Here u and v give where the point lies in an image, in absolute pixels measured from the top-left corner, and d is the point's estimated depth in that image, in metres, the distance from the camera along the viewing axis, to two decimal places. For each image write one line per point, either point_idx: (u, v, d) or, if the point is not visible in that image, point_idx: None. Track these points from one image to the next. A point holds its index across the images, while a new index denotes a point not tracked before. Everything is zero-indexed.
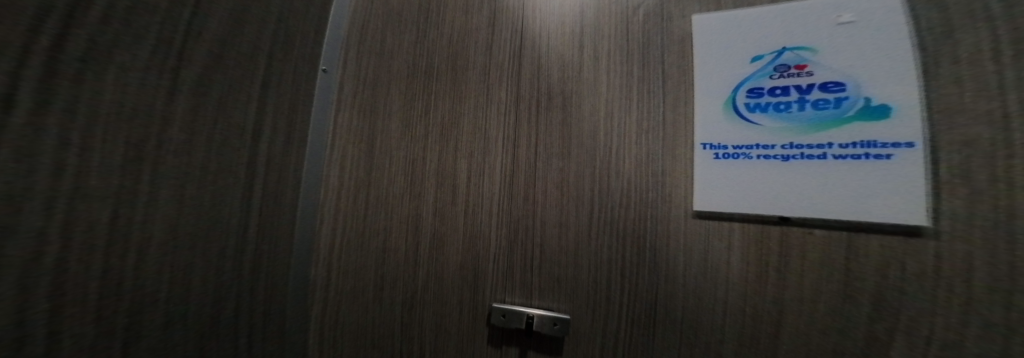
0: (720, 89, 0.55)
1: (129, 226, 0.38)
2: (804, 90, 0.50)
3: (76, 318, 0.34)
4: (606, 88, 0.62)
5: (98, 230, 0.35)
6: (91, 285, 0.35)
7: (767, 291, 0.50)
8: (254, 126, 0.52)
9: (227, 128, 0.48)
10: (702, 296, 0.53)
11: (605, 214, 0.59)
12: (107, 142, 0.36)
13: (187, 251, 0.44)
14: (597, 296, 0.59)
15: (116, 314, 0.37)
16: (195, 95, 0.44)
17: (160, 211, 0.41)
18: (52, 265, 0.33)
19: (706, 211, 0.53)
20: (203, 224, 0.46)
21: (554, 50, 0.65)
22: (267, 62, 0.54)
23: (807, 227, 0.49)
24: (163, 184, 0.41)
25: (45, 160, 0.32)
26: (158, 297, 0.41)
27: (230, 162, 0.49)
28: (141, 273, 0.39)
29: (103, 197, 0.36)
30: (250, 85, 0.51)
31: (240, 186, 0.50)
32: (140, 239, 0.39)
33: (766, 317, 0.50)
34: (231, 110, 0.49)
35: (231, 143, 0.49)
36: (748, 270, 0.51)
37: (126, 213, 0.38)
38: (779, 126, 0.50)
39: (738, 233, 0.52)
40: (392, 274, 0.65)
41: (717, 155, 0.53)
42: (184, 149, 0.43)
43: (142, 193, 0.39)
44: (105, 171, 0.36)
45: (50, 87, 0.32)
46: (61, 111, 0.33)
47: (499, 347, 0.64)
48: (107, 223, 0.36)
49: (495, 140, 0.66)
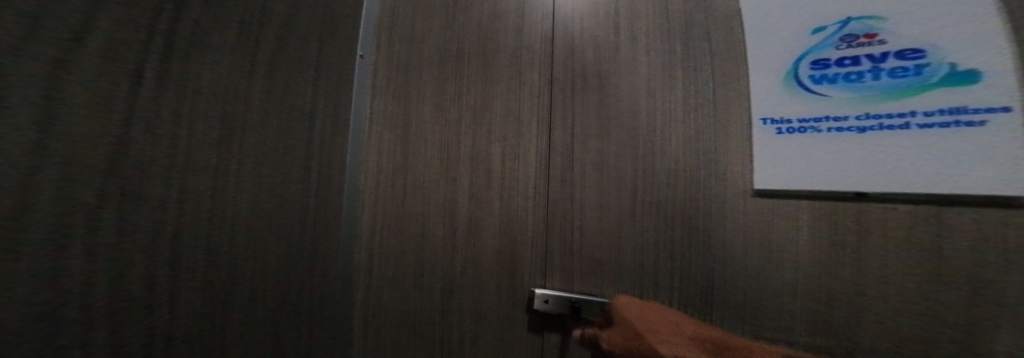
0: (780, 63, 0.51)
1: (223, 200, 0.40)
2: (878, 58, 0.46)
3: (190, 283, 0.37)
4: (646, 67, 0.59)
5: (201, 202, 0.38)
6: (198, 254, 0.38)
7: (846, 272, 0.47)
8: (309, 112, 0.53)
9: (291, 113, 0.50)
10: (766, 279, 0.51)
11: (649, 196, 0.57)
12: (205, 120, 0.38)
13: (262, 229, 0.46)
14: (644, 280, 0.58)
15: (217, 282, 0.40)
16: (265, 81, 0.45)
17: (243, 188, 0.42)
18: (169, 233, 0.35)
19: (768, 188, 0.51)
20: (272, 202, 0.47)
21: (587, 30, 0.63)
22: (315, 44, 0.54)
23: (886, 203, 0.45)
24: (246, 163, 0.43)
25: (163, 135, 0.34)
26: (246, 272, 0.43)
27: (290, 145, 0.50)
28: (233, 246, 0.42)
29: (203, 171, 0.38)
30: (303, 71, 0.52)
31: (299, 171, 0.51)
32: (230, 213, 0.41)
33: (842, 300, 0.47)
34: (290, 91, 0.50)
35: (293, 127, 0.50)
36: (815, 249, 0.49)
37: (220, 188, 0.40)
38: (851, 97, 0.47)
39: (806, 211, 0.49)
40: (430, 260, 0.65)
41: (779, 130, 0.50)
42: (257, 130, 0.44)
43: (232, 170, 0.41)
44: (203, 147, 0.38)
45: (165, 71, 0.35)
46: (174, 93, 0.35)
47: (540, 334, 0.63)
48: (207, 195, 0.39)
49: (530, 124, 0.64)
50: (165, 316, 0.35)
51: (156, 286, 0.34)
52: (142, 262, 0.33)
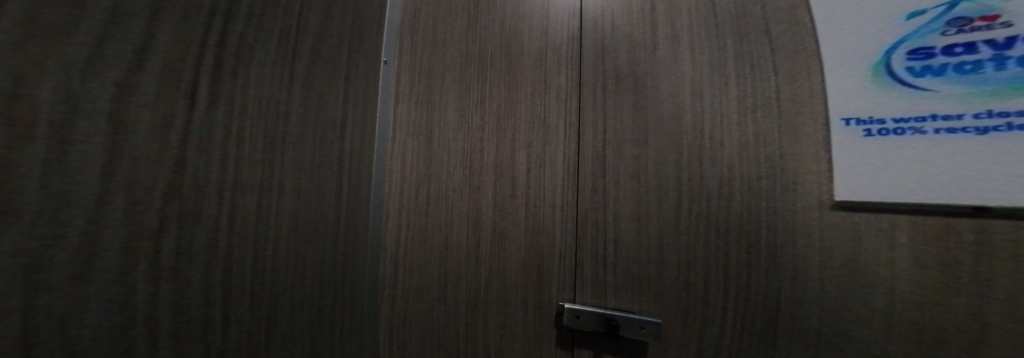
0: (867, 53, 0.42)
1: (269, 218, 0.39)
2: (1002, 44, 0.36)
3: (239, 304, 0.36)
4: (691, 62, 0.52)
5: (249, 221, 0.37)
6: (246, 274, 0.37)
7: (957, 302, 0.38)
8: (342, 120, 0.51)
9: (324, 121, 0.47)
10: (849, 305, 0.43)
11: (700, 206, 0.50)
12: (252, 136, 0.37)
13: (303, 245, 0.45)
14: (691, 298, 0.51)
15: (262, 302, 0.39)
16: (305, 92, 0.44)
17: (286, 205, 0.41)
18: (220, 254, 0.34)
19: (853, 201, 0.42)
20: (311, 217, 0.46)
21: (619, 25, 0.57)
22: (350, 53, 0.53)
23: (1017, 220, 0.36)
24: (289, 179, 0.42)
25: (215, 151, 0.33)
26: (286, 290, 0.42)
27: (326, 154, 0.48)
28: (276, 263, 0.41)
29: (250, 189, 0.37)
30: (337, 78, 0.50)
31: (333, 182, 0.49)
32: (276, 231, 0.40)
33: (956, 335, 0.38)
34: (327, 104, 0.48)
35: (327, 136, 0.48)
36: (921, 273, 0.39)
37: (266, 206, 0.39)
38: (966, 93, 0.38)
39: (904, 227, 0.40)
40: (455, 271, 0.63)
41: (867, 132, 0.41)
42: (297, 144, 0.43)
43: (276, 186, 0.40)
44: (251, 165, 0.37)
45: (217, 84, 0.33)
46: (224, 107, 0.34)
47: (570, 351, 0.58)
48: (254, 214, 0.37)
49: (557, 129, 0.59)
50: (218, 339, 0.34)
51: (209, 309, 0.33)
52: (196, 285, 0.32)
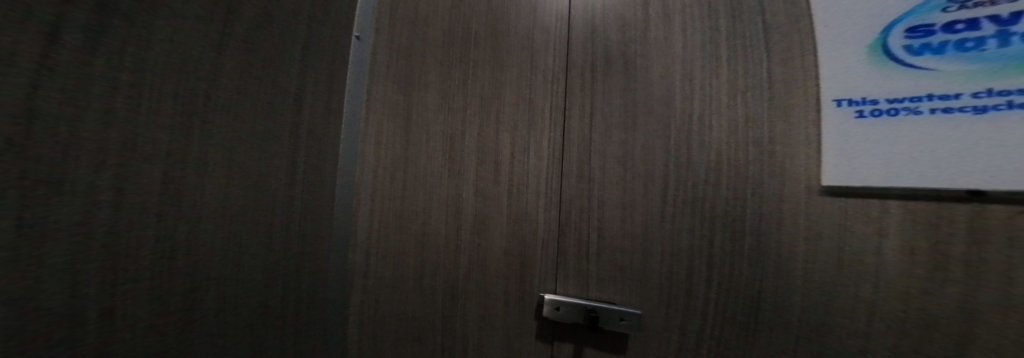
0: (864, 30, 0.40)
1: (183, 194, 0.34)
2: (1007, 19, 0.35)
3: (134, 292, 0.31)
4: (682, 44, 0.50)
5: (153, 195, 0.31)
6: (144, 259, 0.31)
7: (948, 294, 0.37)
8: (297, 89, 0.47)
9: (272, 92, 0.43)
10: (833, 296, 0.42)
11: (687, 193, 0.48)
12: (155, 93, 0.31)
13: (239, 229, 0.40)
14: (675, 289, 0.49)
15: (177, 289, 0.34)
16: (242, 53, 0.39)
17: (214, 181, 0.36)
18: (101, 235, 0.28)
19: (842, 186, 0.41)
20: (253, 196, 0.41)
21: (611, 3, 0.54)
22: (309, 21, 0.49)
23: (1014, 206, 0.34)
24: (216, 152, 0.36)
25: (93, 109, 0.27)
26: (211, 278, 0.37)
27: (275, 128, 0.44)
28: (196, 247, 0.35)
29: (154, 157, 0.31)
30: (293, 46, 0.46)
31: (285, 160, 0.45)
32: (195, 209, 0.35)
33: (945, 328, 0.37)
34: (276, 72, 0.44)
35: (279, 110, 0.44)
36: (913, 261, 0.38)
37: (178, 179, 0.33)
38: (967, 71, 0.36)
39: (896, 213, 0.39)
40: (433, 260, 0.59)
41: (860, 114, 0.40)
42: (226, 111, 0.37)
43: (193, 158, 0.34)
44: (156, 128, 0.31)
45: (99, 29, 0.27)
46: (109, 57, 0.28)
47: (551, 344, 0.56)
48: (159, 186, 0.32)
49: (544, 113, 0.56)
50: (98, 338, 0.28)
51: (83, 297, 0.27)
52: (58, 274, 0.26)
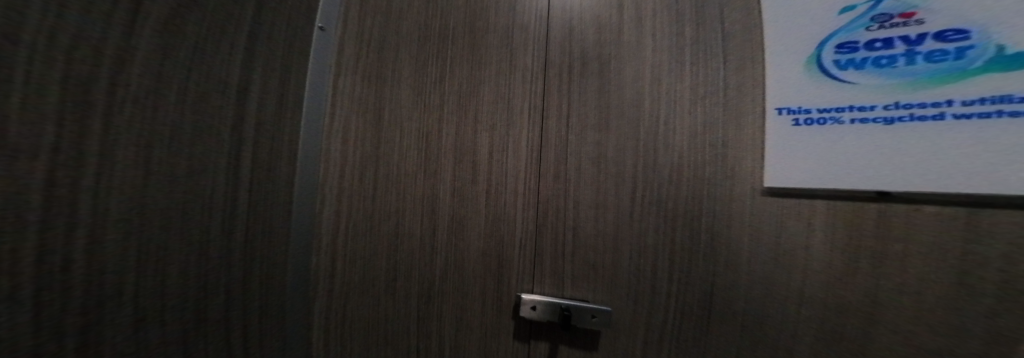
0: (803, 45, 0.47)
1: (75, 196, 0.30)
2: (913, 40, 0.42)
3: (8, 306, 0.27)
4: (652, 52, 0.53)
5: (28, 198, 0.27)
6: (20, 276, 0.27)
7: (858, 280, 0.44)
8: (240, 82, 0.44)
9: (207, 83, 0.40)
10: (772, 286, 0.48)
11: (653, 193, 0.52)
12: (33, 83, 0.28)
13: (159, 233, 0.36)
14: (642, 285, 0.53)
15: (71, 304, 0.30)
16: (159, 43, 0.35)
17: (121, 182, 0.33)
18: None
19: (780, 187, 0.47)
20: (184, 194, 0.38)
21: (587, 7, 0.57)
22: (256, 10, 0.46)
23: (911, 204, 0.42)
24: (121, 149, 0.33)
25: None
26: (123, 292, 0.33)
27: (212, 122, 0.41)
28: (98, 260, 0.31)
29: (33, 153, 0.28)
30: (234, 36, 0.43)
31: (224, 156, 0.42)
32: (92, 213, 0.31)
33: (855, 309, 0.44)
34: (212, 64, 0.41)
35: (210, 100, 0.40)
36: (833, 253, 0.45)
37: (69, 180, 0.29)
38: (882, 84, 0.43)
39: (821, 211, 0.46)
40: (406, 262, 0.57)
41: (796, 121, 0.46)
42: (136, 105, 0.34)
43: (88, 155, 0.30)
44: (34, 121, 0.28)
45: None
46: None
47: (527, 343, 0.57)
48: (40, 186, 0.28)
49: (522, 112, 0.57)
50: None
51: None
52: None
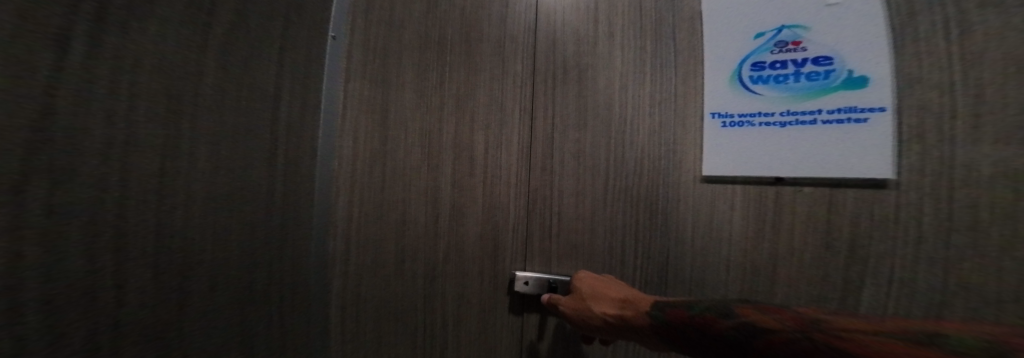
0: (727, 64, 0.61)
1: (175, 181, 0.38)
2: (799, 63, 0.57)
3: (139, 264, 0.35)
4: (620, 63, 0.66)
5: (149, 182, 0.35)
6: (148, 240, 0.35)
7: (765, 247, 0.59)
8: (274, 90, 0.49)
9: (250, 92, 0.45)
10: (709, 255, 0.62)
11: (620, 182, 0.65)
12: (149, 94, 0.35)
13: (224, 215, 0.43)
14: (612, 260, 0.65)
15: (172, 266, 0.38)
16: (222, 58, 0.42)
17: (200, 169, 0.40)
18: (111, 217, 0.33)
19: (712, 175, 0.61)
20: (235, 184, 0.44)
21: (568, 24, 0.68)
22: (284, 23, 0.51)
23: (797, 186, 0.57)
24: (201, 145, 0.40)
25: (98, 108, 0.32)
26: (203, 257, 0.41)
27: (254, 123, 0.46)
28: (187, 232, 0.39)
29: (149, 148, 0.36)
30: (269, 47, 0.48)
31: (264, 153, 0.47)
32: (185, 193, 0.39)
33: (764, 268, 0.59)
34: (253, 71, 0.46)
35: (254, 107, 0.46)
36: (748, 227, 0.60)
37: (170, 166, 0.37)
38: (778, 96, 0.58)
39: (740, 194, 0.60)
40: (412, 246, 0.66)
41: (723, 124, 0.61)
42: (212, 108, 0.41)
43: (181, 149, 0.38)
44: (150, 125, 0.35)
45: (100, 40, 0.32)
46: (110, 64, 0.33)
47: (519, 314, 0.67)
48: (156, 173, 0.36)
49: (513, 114, 0.67)
50: (110, 308, 0.33)
51: (95, 266, 0.31)
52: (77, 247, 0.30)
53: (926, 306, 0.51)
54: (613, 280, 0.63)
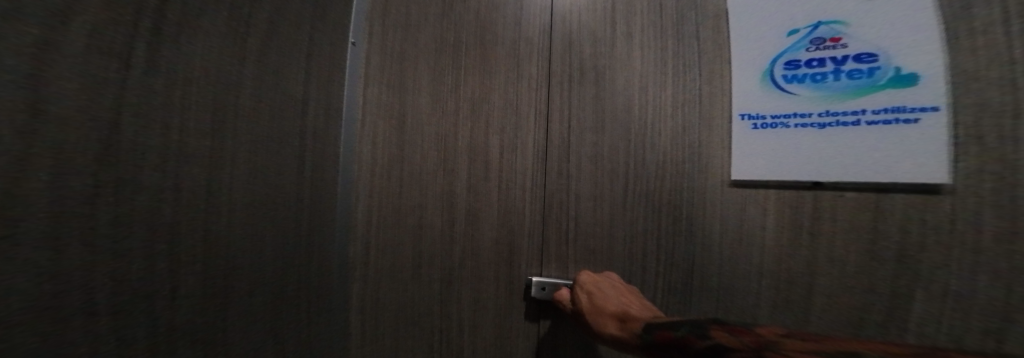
0: (758, 63, 0.58)
1: (222, 189, 0.37)
2: (839, 61, 0.53)
3: (191, 278, 0.34)
4: (640, 65, 0.63)
5: (198, 194, 0.34)
6: (198, 250, 0.35)
7: (800, 255, 0.55)
8: (302, 97, 0.49)
9: (279, 99, 0.45)
10: (737, 262, 0.59)
11: (641, 186, 0.62)
12: (200, 103, 0.35)
13: (261, 224, 0.42)
14: (633, 266, 0.63)
15: (217, 279, 0.37)
16: (257, 70, 0.41)
17: (240, 177, 0.39)
18: (166, 228, 0.32)
19: (742, 179, 0.58)
20: (270, 193, 0.44)
21: (585, 25, 0.66)
22: (311, 32, 0.51)
23: (838, 191, 0.53)
24: (242, 152, 0.39)
25: (156, 119, 0.31)
26: (243, 266, 0.40)
27: (286, 130, 0.46)
28: (232, 241, 0.38)
29: (199, 158, 0.35)
30: (296, 56, 0.48)
31: (294, 159, 0.48)
32: (229, 202, 0.38)
33: (801, 278, 0.55)
34: (286, 77, 0.46)
35: (285, 114, 0.46)
36: (783, 232, 0.56)
37: (217, 174, 0.36)
38: (816, 96, 0.54)
39: (773, 199, 0.57)
40: (429, 251, 0.65)
41: (755, 125, 0.57)
42: (253, 117, 0.41)
43: (228, 158, 0.37)
44: (201, 135, 0.35)
45: (157, 52, 0.31)
46: (165, 75, 0.32)
47: (536, 321, 0.66)
48: (205, 182, 0.35)
49: (529, 117, 0.66)
50: (167, 322, 0.32)
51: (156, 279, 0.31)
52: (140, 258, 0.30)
53: (987, 319, 0.47)
54: (612, 279, 0.61)
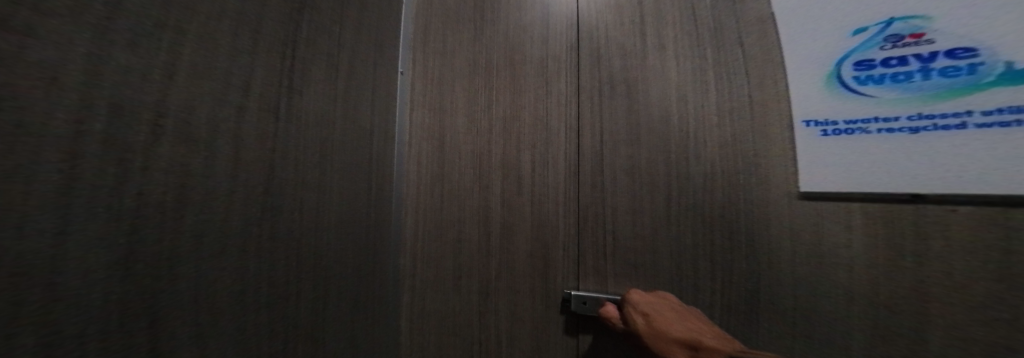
0: (819, 66, 0.50)
1: (302, 217, 0.45)
2: (926, 58, 0.44)
3: (286, 291, 0.42)
4: (676, 73, 0.59)
5: (289, 223, 0.42)
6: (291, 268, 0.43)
7: (903, 277, 0.45)
8: (355, 129, 0.55)
9: (342, 136, 0.52)
10: (815, 284, 0.50)
11: (686, 199, 0.57)
12: (289, 149, 0.42)
13: (331, 244, 0.50)
14: (684, 282, 0.57)
15: (301, 290, 0.45)
16: (327, 111, 0.49)
17: (313, 206, 0.46)
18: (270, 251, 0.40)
19: (815, 191, 0.50)
20: (336, 215, 0.51)
21: (613, 37, 0.63)
22: (370, 75, 0.59)
23: (947, 205, 0.43)
24: (315, 184, 0.47)
25: (264, 165, 0.39)
26: (320, 278, 0.48)
27: (348, 161, 0.54)
28: (310, 259, 0.46)
29: (289, 194, 0.43)
30: (356, 97, 0.55)
31: (358, 186, 0.56)
32: (308, 228, 0.46)
33: (905, 305, 0.45)
34: (349, 114, 0.54)
35: (347, 146, 0.53)
36: (877, 250, 0.47)
37: (299, 206, 0.44)
38: (900, 100, 0.45)
39: (859, 214, 0.48)
40: (468, 263, 0.68)
41: (824, 132, 0.49)
42: (325, 155, 0.49)
43: (307, 194, 0.45)
44: (290, 176, 0.43)
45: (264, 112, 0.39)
46: (271, 129, 0.40)
47: (575, 335, 0.64)
48: (293, 212, 0.43)
49: (559, 131, 0.65)
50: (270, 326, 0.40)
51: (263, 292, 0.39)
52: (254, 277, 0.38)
53: None
54: (671, 302, 0.55)
